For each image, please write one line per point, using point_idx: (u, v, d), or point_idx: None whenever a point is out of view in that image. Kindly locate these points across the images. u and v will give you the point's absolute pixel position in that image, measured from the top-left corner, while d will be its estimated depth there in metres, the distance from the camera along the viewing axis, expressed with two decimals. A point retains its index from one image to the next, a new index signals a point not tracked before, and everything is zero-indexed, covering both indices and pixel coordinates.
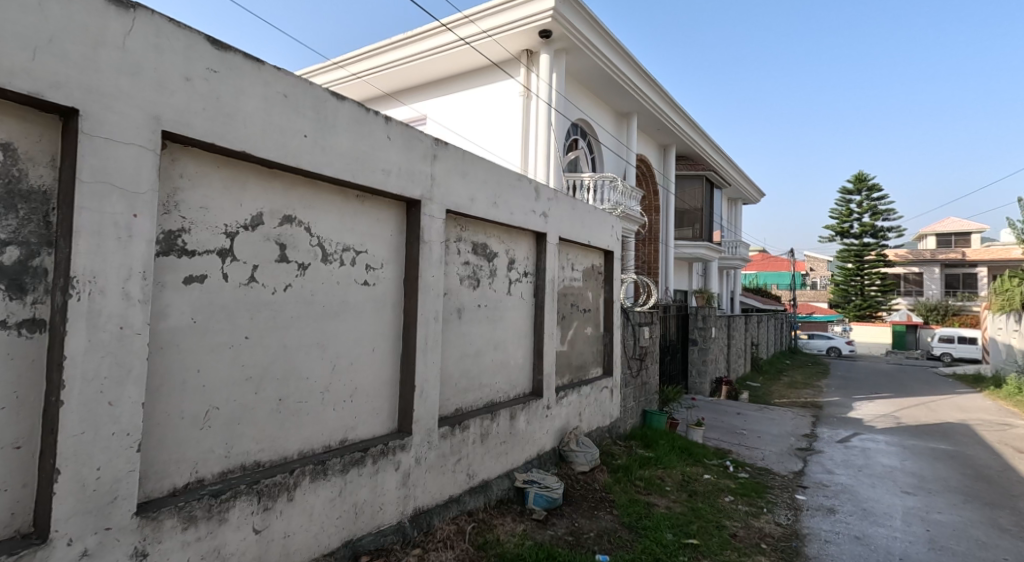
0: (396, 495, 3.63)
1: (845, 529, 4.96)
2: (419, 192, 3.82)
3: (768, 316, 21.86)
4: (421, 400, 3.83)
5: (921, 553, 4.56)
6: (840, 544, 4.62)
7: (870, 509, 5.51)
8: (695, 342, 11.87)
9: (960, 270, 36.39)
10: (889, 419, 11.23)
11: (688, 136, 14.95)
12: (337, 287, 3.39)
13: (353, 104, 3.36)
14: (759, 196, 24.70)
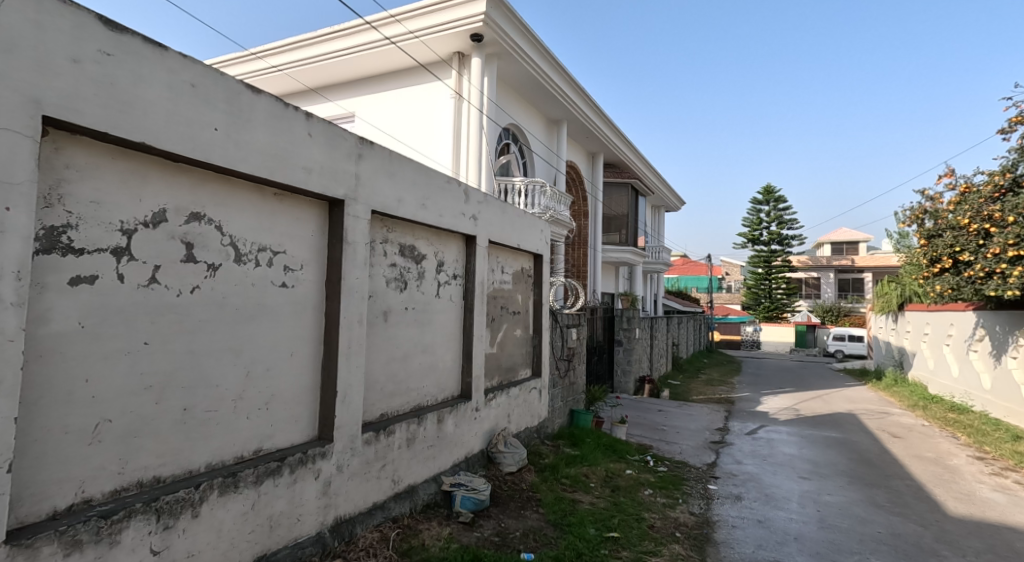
0: (316, 505, 3.76)
1: (749, 514, 5.55)
2: (341, 192, 3.98)
3: (689, 317, 23.31)
4: (342, 406, 3.98)
5: (812, 531, 5.19)
6: (745, 529, 5.18)
7: (772, 495, 6.18)
8: (620, 343, 12.53)
9: (851, 276, 40.12)
10: (791, 411, 12.41)
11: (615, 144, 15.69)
12: (253, 287, 3.50)
13: (269, 98, 3.47)
14: (680, 204, 26.19)
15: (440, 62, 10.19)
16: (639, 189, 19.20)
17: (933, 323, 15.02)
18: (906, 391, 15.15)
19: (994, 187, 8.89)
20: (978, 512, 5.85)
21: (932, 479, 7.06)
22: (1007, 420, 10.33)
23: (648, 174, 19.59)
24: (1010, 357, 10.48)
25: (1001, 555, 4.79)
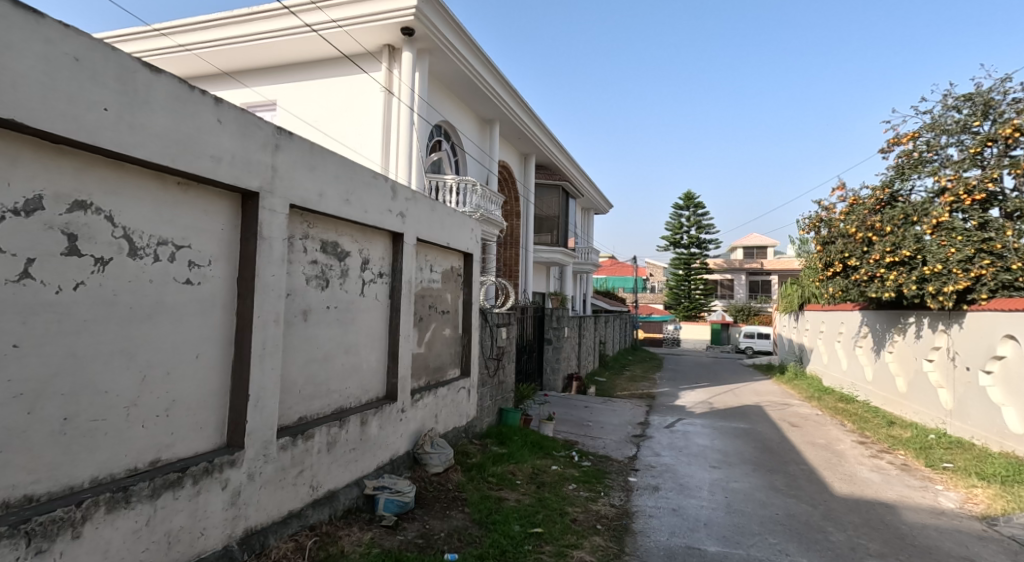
0: (221, 517, 3.45)
1: (665, 504, 5.74)
2: (256, 184, 3.70)
3: (616, 317, 24.23)
4: (256, 410, 3.70)
5: (720, 516, 5.45)
6: (661, 517, 5.32)
7: (685, 484, 6.52)
8: (550, 341, 12.86)
9: (760, 278, 43.00)
10: (705, 405, 13.21)
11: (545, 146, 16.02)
12: (151, 286, 3.14)
13: (171, 79, 3.13)
14: (607, 207, 27.04)
15: (369, 52, 10.03)
16: (569, 191, 19.67)
17: (826, 321, 16.42)
18: (804, 383, 16.49)
19: (875, 200, 9.85)
20: (858, 490, 6.49)
21: (821, 462, 7.82)
22: (886, 408, 11.46)
23: (577, 177, 20.09)
24: (888, 351, 11.67)
25: (876, 525, 5.28)
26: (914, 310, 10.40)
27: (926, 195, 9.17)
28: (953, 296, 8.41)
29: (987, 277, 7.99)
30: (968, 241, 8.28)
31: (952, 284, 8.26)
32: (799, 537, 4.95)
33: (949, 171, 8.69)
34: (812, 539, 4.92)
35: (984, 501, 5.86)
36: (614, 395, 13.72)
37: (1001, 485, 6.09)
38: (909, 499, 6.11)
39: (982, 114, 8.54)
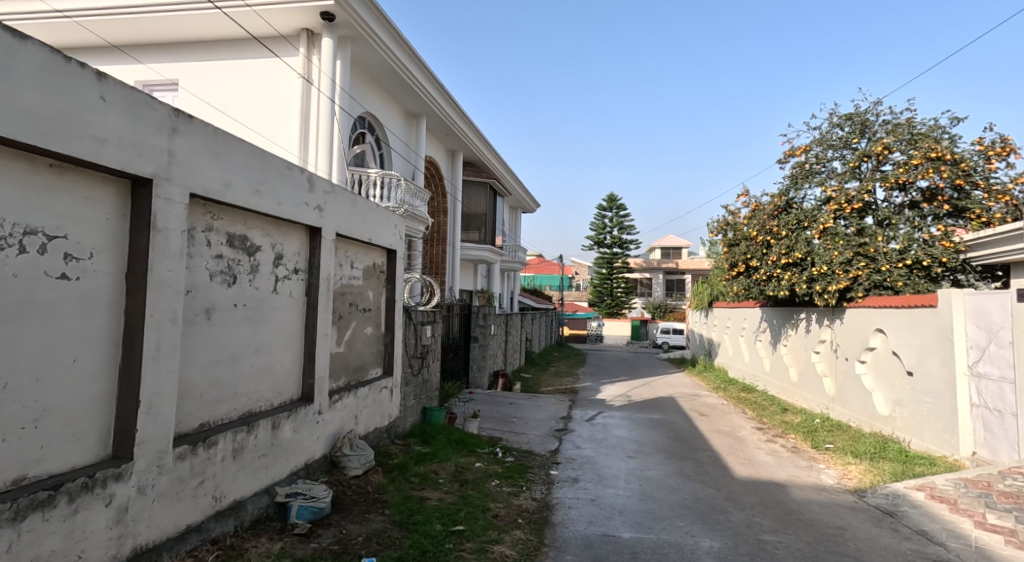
0: (105, 537, 3.05)
1: (584, 495, 5.96)
2: (150, 170, 3.33)
3: (542, 315, 24.77)
4: (149, 418, 3.33)
5: (635, 503, 5.73)
6: (579, 508, 5.48)
7: (604, 474, 6.83)
8: (476, 339, 12.97)
9: (676, 277, 45.28)
10: (623, 397, 13.82)
11: (472, 144, 16.02)
12: (14, 280, 2.73)
13: (39, 49, 2.76)
14: (534, 207, 27.52)
15: (284, 37, 9.67)
16: (497, 189, 19.78)
17: (731, 318, 17.62)
18: (712, 376, 17.59)
19: (772, 206, 10.58)
20: (756, 472, 7.04)
21: (726, 449, 8.40)
22: (782, 397, 12.46)
23: (504, 176, 20.29)
24: (782, 345, 12.72)
25: (769, 505, 5.75)
26: (805, 307, 11.44)
27: (815, 204, 9.98)
28: (836, 295, 9.30)
29: (863, 277, 8.93)
30: (848, 244, 9.16)
31: (834, 283, 9.14)
32: (704, 519, 5.24)
33: (834, 183, 9.59)
34: (714, 520, 5.23)
35: (857, 476, 6.55)
36: (538, 390, 14.03)
37: (872, 461, 6.82)
38: (798, 478, 6.72)
39: (860, 132, 9.54)
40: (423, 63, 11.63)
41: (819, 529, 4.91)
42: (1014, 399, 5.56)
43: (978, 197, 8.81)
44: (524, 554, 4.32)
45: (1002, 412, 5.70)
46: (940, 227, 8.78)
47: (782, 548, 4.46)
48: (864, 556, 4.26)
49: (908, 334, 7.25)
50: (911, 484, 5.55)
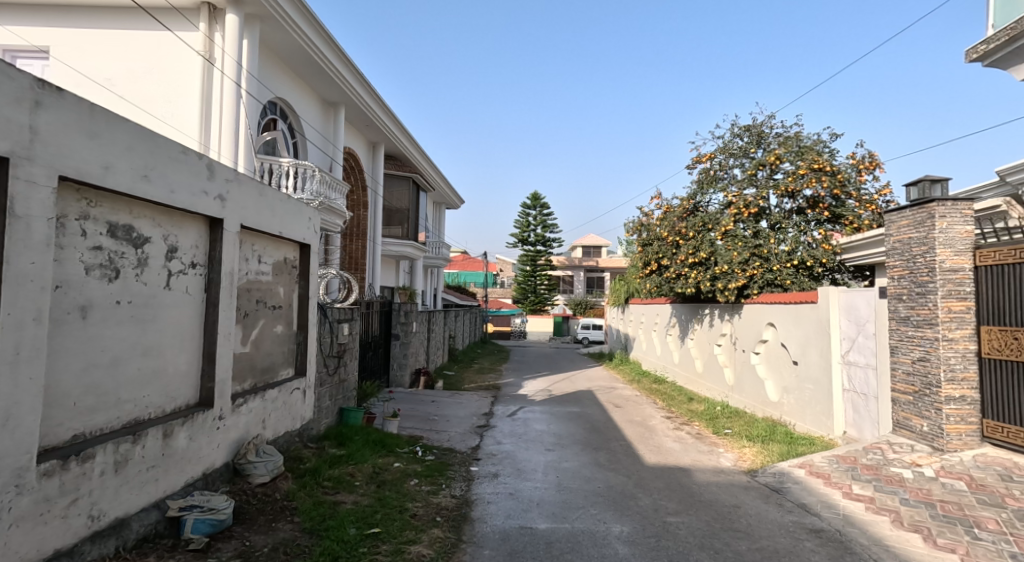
0: None
1: (503, 489, 6.04)
2: (7, 148, 3.04)
3: (466, 312, 24.78)
4: (5, 429, 3.03)
5: (551, 493, 5.89)
6: (498, 502, 5.54)
7: (522, 468, 6.95)
8: (397, 337, 12.76)
9: (597, 275, 46.65)
10: (544, 392, 14.13)
11: (395, 136, 15.73)
12: None
13: None
14: (459, 204, 27.43)
15: (178, 10, 9.04)
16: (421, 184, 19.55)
17: (646, 313, 18.43)
18: (628, 369, 18.34)
19: (682, 209, 10.98)
20: (663, 459, 7.46)
21: (637, 438, 8.81)
22: (689, 387, 13.24)
23: (428, 170, 20.04)
24: (690, 338, 13.47)
25: (674, 488, 6.10)
26: (709, 303, 12.19)
27: (718, 208, 10.62)
28: (734, 292, 10.03)
29: (757, 276, 9.68)
30: (746, 246, 9.88)
31: (734, 281, 9.86)
32: (615, 506, 5.45)
33: (735, 189, 10.27)
34: (625, 505, 5.46)
35: (751, 457, 7.10)
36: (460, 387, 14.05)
37: (763, 444, 7.42)
38: (701, 462, 7.19)
39: (757, 143, 10.31)
40: (341, 50, 11.30)
41: (717, 509, 5.26)
42: (877, 383, 6.26)
43: (851, 206, 9.81)
44: (441, 552, 4.30)
45: (867, 395, 6.41)
46: (820, 232, 9.69)
47: (683, 528, 4.74)
48: (753, 530, 4.62)
49: (794, 328, 7.94)
50: (796, 462, 6.10)
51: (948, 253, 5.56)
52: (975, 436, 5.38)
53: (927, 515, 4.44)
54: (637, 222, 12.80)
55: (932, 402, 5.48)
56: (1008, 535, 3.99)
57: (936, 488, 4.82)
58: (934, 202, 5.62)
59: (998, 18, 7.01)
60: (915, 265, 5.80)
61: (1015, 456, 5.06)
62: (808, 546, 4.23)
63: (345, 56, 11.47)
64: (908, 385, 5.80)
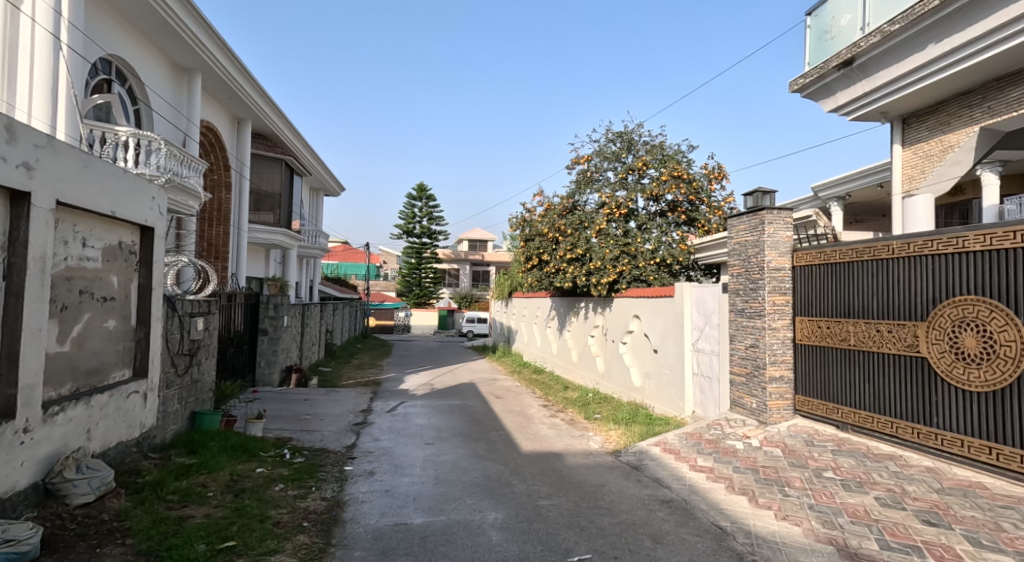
0: None
1: (378, 486, 5.90)
2: None
3: (345, 305, 23.98)
4: None
5: (427, 488, 5.90)
6: (373, 501, 5.39)
7: (400, 464, 6.92)
8: (265, 332, 12.06)
9: (482, 269, 47.25)
10: (426, 386, 14.12)
11: (263, 112, 14.62)
12: None
13: None
14: (339, 190, 26.33)
15: None
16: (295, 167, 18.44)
17: (526, 306, 19.03)
18: (509, 360, 18.87)
19: (561, 207, 11.43)
20: (539, 445, 7.82)
21: (515, 427, 9.12)
22: (564, 377, 13.95)
23: (303, 153, 18.92)
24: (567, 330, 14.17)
25: (547, 473, 6.45)
26: (585, 296, 12.83)
27: (594, 207, 11.21)
28: (606, 286, 10.79)
29: (625, 272, 10.43)
30: (617, 244, 10.59)
31: (605, 277, 10.55)
32: (491, 494, 5.63)
33: (609, 190, 10.93)
34: (500, 493, 5.68)
35: (616, 439, 7.67)
36: (336, 384, 13.56)
37: (626, 426, 8.05)
38: (572, 446, 7.64)
39: (628, 148, 11.06)
40: (194, 8, 10.15)
41: (584, 488, 5.65)
42: (719, 368, 7.05)
43: (704, 211, 10.92)
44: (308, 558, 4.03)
45: (711, 378, 7.20)
46: (679, 233, 10.65)
47: (554, 510, 5.04)
48: (615, 506, 5.04)
49: (655, 319, 8.67)
50: (652, 442, 6.70)
51: (774, 255, 6.41)
52: (789, 409, 6.29)
53: (753, 480, 5.12)
54: (518, 216, 13.08)
55: (760, 382, 6.31)
56: (810, 490, 4.72)
57: (761, 455, 5.58)
58: (764, 210, 6.44)
59: (812, 55, 8.14)
60: (749, 263, 6.59)
61: (817, 424, 6.01)
62: (660, 515, 4.70)
63: (200, 16, 10.32)
64: (742, 367, 6.62)
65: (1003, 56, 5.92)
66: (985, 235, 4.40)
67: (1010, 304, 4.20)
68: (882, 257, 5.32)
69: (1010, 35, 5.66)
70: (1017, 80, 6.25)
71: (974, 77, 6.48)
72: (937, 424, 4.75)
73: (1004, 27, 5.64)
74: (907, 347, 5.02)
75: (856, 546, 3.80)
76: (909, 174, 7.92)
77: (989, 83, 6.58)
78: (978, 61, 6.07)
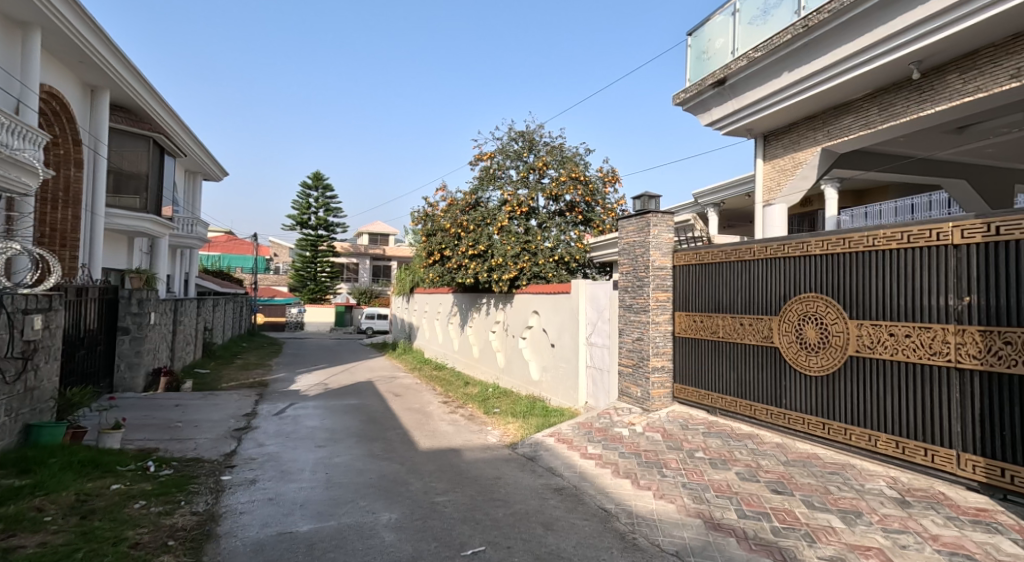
0: None
1: (260, 495, 5.58)
2: None
3: (227, 300, 22.43)
4: None
5: (315, 493, 5.68)
6: (252, 512, 5.08)
7: (287, 469, 6.60)
8: (126, 331, 10.91)
9: (383, 263, 46.17)
10: (319, 386, 13.56)
11: (124, 82, 12.95)
12: None
13: None
14: (220, 176, 24.55)
15: None
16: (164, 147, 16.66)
17: (428, 303, 18.85)
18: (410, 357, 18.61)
19: (464, 203, 11.37)
20: (437, 442, 7.80)
21: (413, 424, 9.03)
22: (466, 372, 14.02)
23: (173, 131, 17.13)
24: (468, 326, 14.24)
25: (444, 469, 6.45)
26: (486, 293, 12.93)
27: (497, 204, 11.31)
28: (507, 283, 10.87)
29: (526, 269, 10.61)
30: (518, 241, 10.77)
31: (506, 273, 10.64)
32: (385, 495, 5.53)
33: (512, 189, 11.09)
34: (396, 492, 5.60)
35: (513, 432, 7.84)
36: (215, 387, 12.62)
37: (524, 419, 8.25)
38: (471, 441, 7.70)
39: (529, 149, 11.29)
40: None
41: (480, 483, 5.72)
42: (609, 360, 7.42)
43: (599, 212, 11.40)
44: None
45: (602, 369, 7.56)
46: (576, 233, 11.05)
47: (449, 506, 5.05)
48: (509, 497, 5.15)
49: (553, 315, 8.94)
50: (547, 433, 6.91)
51: (657, 255, 6.84)
52: (669, 397, 6.75)
53: (636, 463, 5.45)
54: (419, 211, 12.88)
55: (644, 372, 6.73)
56: (684, 469, 5.11)
57: (644, 441, 5.94)
58: (651, 213, 6.85)
59: (692, 72, 8.77)
60: (637, 262, 7.00)
61: (693, 410, 6.49)
62: (552, 503, 4.87)
63: None
64: (629, 359, 7.02)
65: (840, 89, 6.78)
66: (824, 241, 5.01)
67: (841, 301, 4.82)
68: (745, 259, 5.87)
69: (848, 71, 6.48)
70: (849, 109, 7.16)
71: (813, 105, 7.37)
72: (786, 406, 5.33)
73: (844, 62, 6.46)
74: (763, 339, 5.58)
75: (719, 517, 4.17)
76: (769, 187, 8.67)
77: (828, 110, 7.48)
78: (821, 91, 6.89)
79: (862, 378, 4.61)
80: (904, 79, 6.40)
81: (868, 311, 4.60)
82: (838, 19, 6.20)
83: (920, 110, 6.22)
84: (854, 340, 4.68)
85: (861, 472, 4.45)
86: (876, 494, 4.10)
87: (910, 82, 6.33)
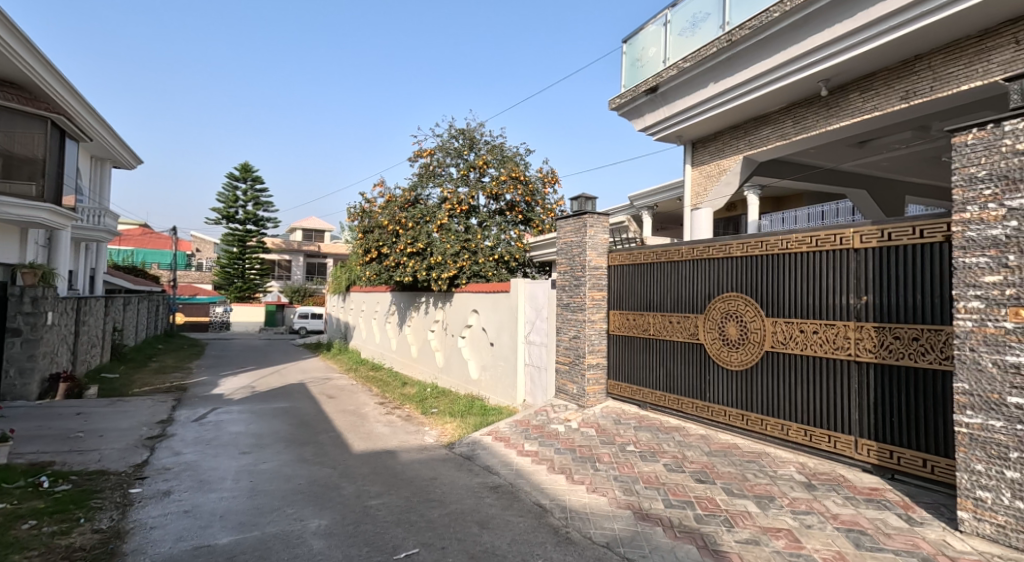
0: None
1: (175, 508, 5.24)
2: None
3: (141, 298, 21.02)
4: None
5: (236, 502, 5.39)
6: (165, 526, 4.75)
7: (206, 479, 6.23)
8: (18, 332, 9.92)
9: (317, 260, 44.67)
10: (245, 389, 12.94)
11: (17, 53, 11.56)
12: None
13: None
14: (133, 164, 22.98)
15: None
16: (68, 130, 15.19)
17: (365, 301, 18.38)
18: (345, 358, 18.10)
19: (403, 199, 11.13)
20: (372, 444, 7.59)
21: (346, 427, 8.75)
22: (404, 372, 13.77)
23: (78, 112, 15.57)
24: (406, 326, 14.00)
25: (379, 471, 6.28)
26: (425, 291, 12.74)
27: (436, 202, 11.13)
28: (446, 281, 10.71)
29: (466, 268, 10.51)
30: (457, 239, 10.65)
31: (444, 272, 10.46)
32: (314, 500, 5.32)
33: (452, 187, 10.96)
34: (326, 497, 5.39)
35: (451, 431, 7.75)
36: (127, 393, 11.77)
37: (462, 418, 8.16)
38: (407, 442, 7.54)
39: (469, 147, 11.19)
40: None
41: (416, 484, 5.60)
42: (546, 357, 7.45)
43: (539, 212, 11.45)
44: None
45: (540, 367, 7.59)
46: (516, 232, 11.06)
47: (383, 509, 4.91)
48: (445, 497, 5.07)
49: (491, 313, 8.91)
50: (484, 432, 6.86)
51: (593, 255, 6.92)
52: (603, 394, 6.86)
53: (570, 458, 5.49)
54: (354, 208, 12.50)
55: (580, 368, 6.81)
56: (615, 463, 5.19)
57: (578, 436, 6.00)
58: (587, 214, 6.92)
59: (625, 79, 8.94)
60: (573, 262, 7.06)
61: (626, 405, 6.60)
62: (487, 501, 4.83)
63: None
64: (565, 356, 7.09)
65: (757, 102, 7.11)
66: (744, 244, 5.21)
67: (759, 300, 5.03)
68: (674, 260, 6.03)
69: (765, 85, 6.81)
70: (767, 121, 7.51)
71: (735, 116, 7.69)
72: (709, 399, 5.51)
73: (761, 76, 6.79)
74: (689, 337, 5.76)
75: (647, 507, 4.26)
76: (697, 191, 8.92)
77: (748, 122, 7.83)
78: (741, 103, 7.20)
79: (777, 371, 4.83)
80: (814, 96, 6.79)
81: (781, 309, 4.83)
82: (754, 35, 6.52)
83: (827, 125, 6.61)
84: (769, 336, 4.91)
85: (774, 459, 4.66)
86: (787, 479, 4.30)
87: (819, 100, 6.72)
